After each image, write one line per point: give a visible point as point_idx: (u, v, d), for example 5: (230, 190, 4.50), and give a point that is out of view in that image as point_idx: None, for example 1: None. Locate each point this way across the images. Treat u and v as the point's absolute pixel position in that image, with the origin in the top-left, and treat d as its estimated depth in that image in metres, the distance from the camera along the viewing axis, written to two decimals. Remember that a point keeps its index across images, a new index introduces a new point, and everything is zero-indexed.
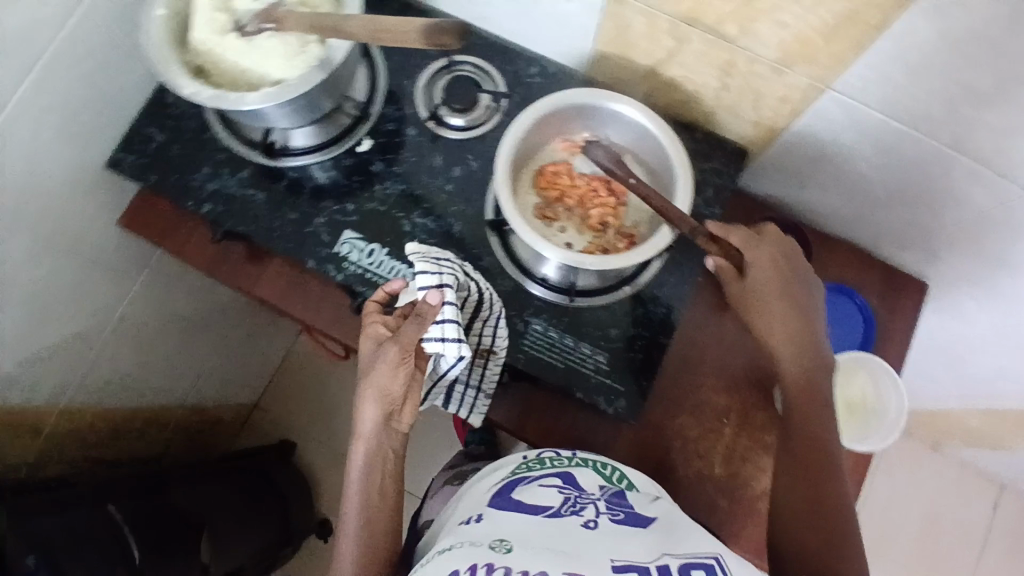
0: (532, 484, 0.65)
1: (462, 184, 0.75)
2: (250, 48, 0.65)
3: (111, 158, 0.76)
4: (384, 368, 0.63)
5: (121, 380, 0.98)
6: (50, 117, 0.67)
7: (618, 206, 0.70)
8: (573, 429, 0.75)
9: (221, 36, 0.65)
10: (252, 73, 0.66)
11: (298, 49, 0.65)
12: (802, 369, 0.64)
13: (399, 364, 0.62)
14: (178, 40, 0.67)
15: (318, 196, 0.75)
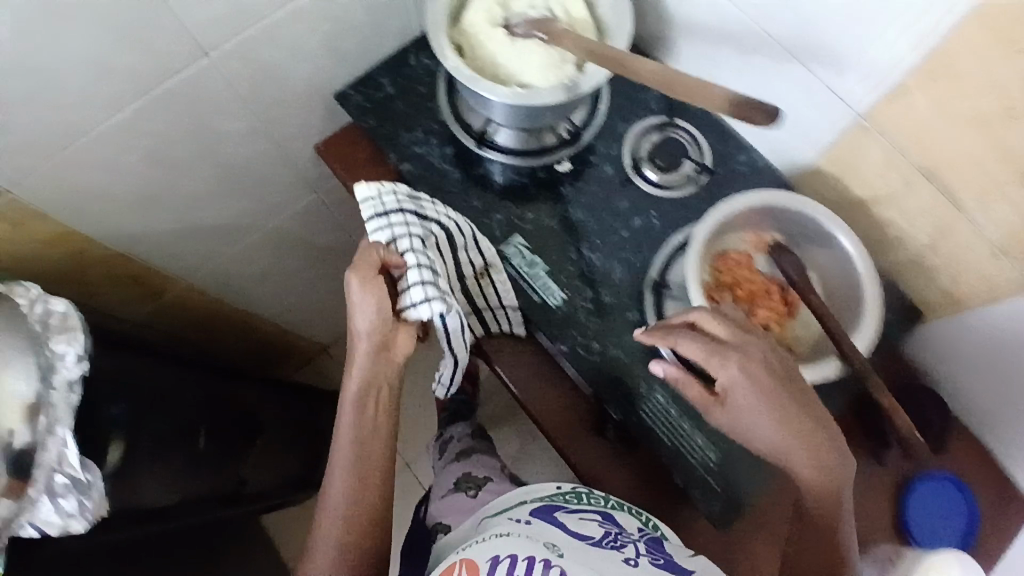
0: (576, 511, 0.64)
1: (637, 235, 0.77)
2: (514, 47, 0.70)
3: (342, 91, 0.82)
4: (361, 305, 0.60)
5: (244, 278, 1.03)
6: (317, 37, 0.73)
7: (785, 315, 0.70)
8: (597, 459, 0.72)
9: (492, 29, 0.71)
10: (506, 70, 0.71)
11: (557, 64, 0.69)
12: (783, 446, 0.57)
13: (371, 291, 0.59)
14: (452, 17, 0.72)
15: (506, 193, 0.78)
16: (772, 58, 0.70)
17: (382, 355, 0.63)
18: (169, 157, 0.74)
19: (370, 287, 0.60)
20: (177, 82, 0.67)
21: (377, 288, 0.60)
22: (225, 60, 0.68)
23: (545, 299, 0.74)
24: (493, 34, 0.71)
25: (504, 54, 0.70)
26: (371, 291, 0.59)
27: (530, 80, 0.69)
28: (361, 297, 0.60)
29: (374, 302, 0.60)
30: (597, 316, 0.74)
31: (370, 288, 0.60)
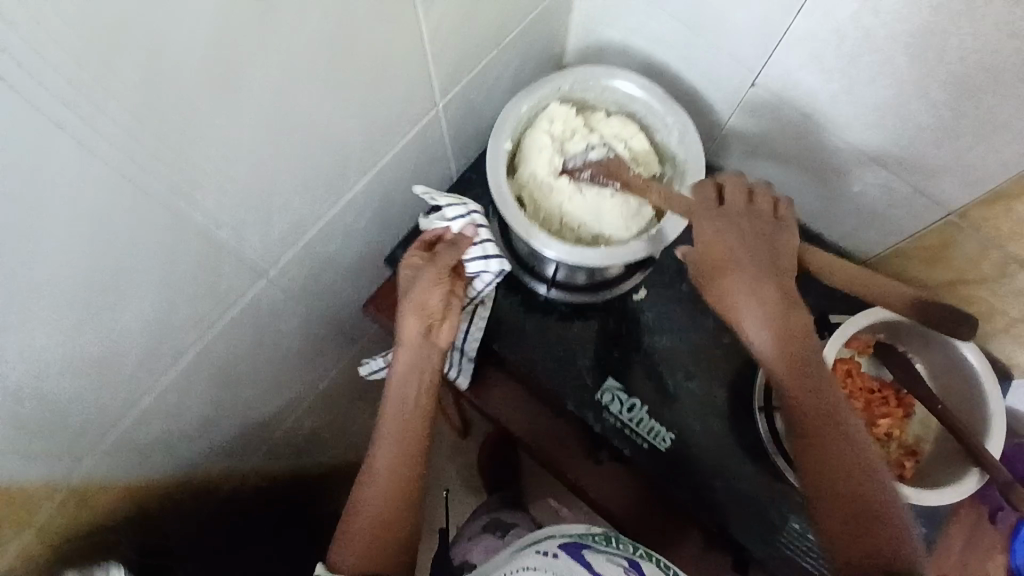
0: (600, 554, 0.62)
1: (731, 354, 0.74)
2: (587, 201, 0.67)
3: (392, 252, 0.78)
4: (425, 280, 0.64)
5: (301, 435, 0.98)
6: (364, 216, 0.69)
7: (905, 416, 0.69)
8: (581, 469, 0.75)
9: (559, 182, 0.67)
10: (580, 220, 0.67)
11: (634, 212, 0.66)
12: (827, 406, 0.51)
13: (439, 282, 0.65)
14: (511, 172, 0.69)
15: (587, 335, 0.74)
16: (843, 163, 0.69)
17: (431, 365, 0.64)
18: (232, 370, 0.68)
19: (435, 279, 0.65)
20: (235, 310, 0.60)
21: (430, 281, 0.65)
22: (286, 268, 0.63)
23: (655, 444, 0.71)
24: (561, 184, 0.68)
25: (576, 203, 0.67)
26: (437, 283, 0.64)
27: (609, 229, 0.67)
28: (420, 286, 0.64)
29: (422, 280, 0.64)
30: (708, 451, 0.71)
31: (413, 303, 0.64)
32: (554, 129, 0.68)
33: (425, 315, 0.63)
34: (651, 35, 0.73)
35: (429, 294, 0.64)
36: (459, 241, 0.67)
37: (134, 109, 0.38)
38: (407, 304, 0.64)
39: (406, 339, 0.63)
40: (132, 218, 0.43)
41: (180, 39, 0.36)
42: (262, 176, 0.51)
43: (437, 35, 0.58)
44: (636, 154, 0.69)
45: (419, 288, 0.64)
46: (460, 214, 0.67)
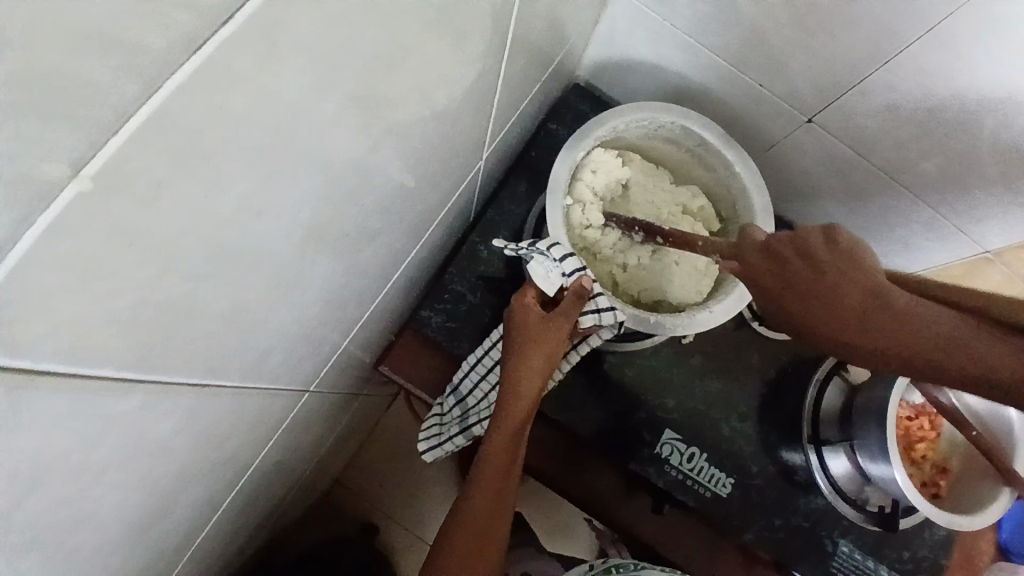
0: None
1: (777, 388, 0.74)
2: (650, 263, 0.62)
3: (416, 313, 0.68)
4: (550, 338, 0.54)
5: (284, 502, 0.85)
6: (400, 288, 0.58)
7: (936, 437, 0.73)
8: (603, 493, 0.71)
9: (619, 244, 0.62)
10: (646, 281, 0.62)
11: (703, 272, 0.61)
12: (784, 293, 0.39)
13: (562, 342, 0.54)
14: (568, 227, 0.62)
15: (639, 387, 0.70)
16: (895, 201, 0.68)
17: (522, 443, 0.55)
18: (253, 493, 0.56)
19: (549, 334, 0.54)
20: (275, 438, 0.49)
21: (547, 351, 0.54)
22: (321, 378, 0.51)
23: (717, 492, 0.70)
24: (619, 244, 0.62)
25: (638, 266, 0.62)
26: (552, 342, 0.54)
27: (681, 293, 0.61)
28: (538, 355, 0.54)
29: (541, 348, 0.54)
30: (767, 491, 0.71)
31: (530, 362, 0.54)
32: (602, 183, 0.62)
33: (542, 378, 0.55)
34: (695, 58, 0.65)
35: (546, 359, 0.54)
36: (585, 294, 0.54)
37: (219, 325, 0.26)
38: (524, 375, 0.54)
39: (514, 408, 0.54)
40: (196, 427, 0.31)
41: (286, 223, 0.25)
42: (330, 307, 0.39)
43: (504, 89, 0.47)
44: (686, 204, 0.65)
45: (537, 357, 0.54)
46: (574, 266, 0.53)
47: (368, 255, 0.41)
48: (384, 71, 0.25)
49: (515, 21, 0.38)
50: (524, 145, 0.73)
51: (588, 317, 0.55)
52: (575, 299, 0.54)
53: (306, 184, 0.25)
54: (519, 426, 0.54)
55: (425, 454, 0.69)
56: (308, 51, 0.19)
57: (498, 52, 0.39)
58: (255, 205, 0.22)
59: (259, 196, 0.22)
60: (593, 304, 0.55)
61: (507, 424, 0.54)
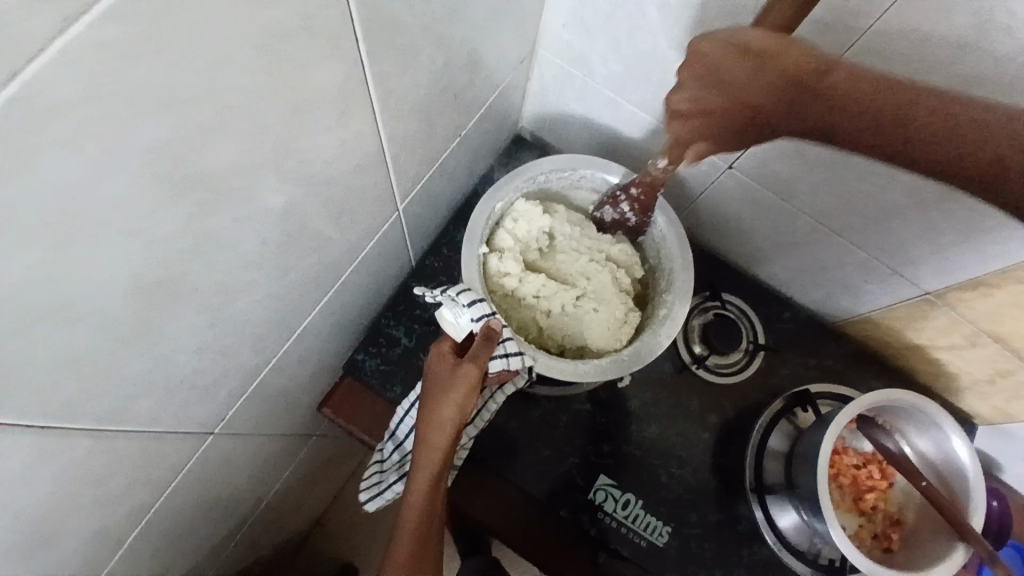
0: None
1: (718, 434, 0.73)
2: (569, 312, 0.63)
3: (354, 357, 0.71)
4: (460, 393, 0.54)
5: (242, 540, 0.86)
6: (323, 333, 0.61)
7: (888, 487, 0.70)
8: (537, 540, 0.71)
9: (537, 290, 0.62)
10: (568, 326, 0.63)
11: (620, 321, 0.63)
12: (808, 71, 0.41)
13: (473, 393, 0.54)
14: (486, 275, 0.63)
15: (575, 430, 0.71)
16: (821, 242, 0.68)
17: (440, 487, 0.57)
18: (176, 531, 0.57)
19: (458, 389, 0.54)
20: (185, 475, 0.51)
21: (456, 404, 0.54)
22: (233, 420, 0.53)
23: (653, 541, 0.68)
24: (542, 291, 0.62)
25: (556, 313, 0.63)
26: (461, 394, 0.54)
27: (599, 340, 0.62)
28: (449, 410, 0.54)
29: (450, 399, 0.54)
30: (707, 541, 0.69)
31: (442, 416, 0.54)
32: (524, 233, 0.63)
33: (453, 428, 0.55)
34: (619, 111, 0.68)
35: (456, 412, 0.55)
36: (495, 336, 0.55)
37: (50, 370, 0.29)
38: (435, 426, 0.55)
39: (425, 454, 0.56)
40: (51, 463, 0.33)
41: (101, 279, 0.28)
42: (212, 353, 0.42)
43: (400, 147, 0.51)
44: (611, 251, 0.65)
45: (446, 408, 0.54)
46: (481, 312, 0.56)
47: (253, 302, 0.43)
48: (185, 147, 0.28)
49: (383, 91, 0.42)
50: (465, 195, 0.76)
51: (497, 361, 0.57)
52: (486, 341, 0.55)
53: (119, 245, 0.28)
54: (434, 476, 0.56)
55: (369, 504, 0.67)
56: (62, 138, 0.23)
57: (369, 119, 0.43)
58: (51, 265, 0.26)
59: (48, 259, 0.25)
60: (503, 348, 0.57)
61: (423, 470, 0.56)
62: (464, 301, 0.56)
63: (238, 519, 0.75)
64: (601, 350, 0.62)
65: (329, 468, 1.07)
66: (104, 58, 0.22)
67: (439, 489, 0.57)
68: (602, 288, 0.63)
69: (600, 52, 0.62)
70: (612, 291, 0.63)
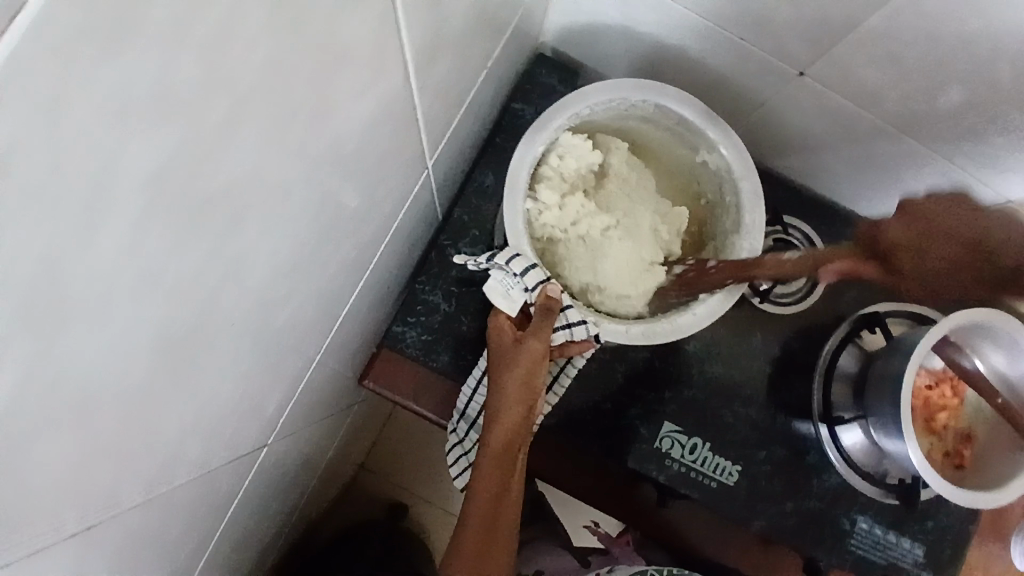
0: None
1: (783, 366, 0.69)
2: (594, 252, 0.57)
3: (391, 329, 0.65)
4: (525, 362, 0.50)
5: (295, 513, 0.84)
6: (362, 315, 0.55)
7: (959, 405, 0.67)
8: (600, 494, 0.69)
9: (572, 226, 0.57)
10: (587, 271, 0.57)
11: (643, 270, 0.57)
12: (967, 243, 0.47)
13: (539, 362, 0.51)
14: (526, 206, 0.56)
15: (635, 382, 0.66)
16: (893, 151, 0.61)
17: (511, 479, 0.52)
18: (238, 537, 0.54)
19: (523, 357, 0.50)
20: (240, 494, 0.47)
21: (524, 374, 0.50)
22: (283, 426, 0.48)
23: (723, 482, 0.67)
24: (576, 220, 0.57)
25: (577, 249, 0.57)
26: (526, 363, 0.50)
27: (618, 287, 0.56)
28: (515, 378, 0.50)
29: (517, 374, 0.51)
30: (777, 476, 0.67)
31: (509, 388, 0.51)
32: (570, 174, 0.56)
33: (526, 406, 0.51)
34: (666, 17, 0.58)
35: (524, 386, 0.51)
36: (554, 306, 0.51)
37: (73, 470, 0.23)
38: (504, 401, 0.51)
39: (494, 439, 0.51)
40: (100, 547, 0.28)
41: (115, 358, 0.22)
42: (252, 379, 0.36)
43: (433, 98, 0.42)
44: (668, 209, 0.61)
45: (513, 382, 0.50)
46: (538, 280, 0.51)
47: (293, 311, 0.37)
48: (194, 167, 0.21)
49: (416, 37, 0.33)
50: (487, 133, 0.67)
51: (559, 333, 0.52)
52: (545, 312, 0.50)
53: (129, 309, 0.21)
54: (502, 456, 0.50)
55: (457, 481, 0.64)
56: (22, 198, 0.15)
57: (402, 75, 0.34)
58: (45, 362, 0.19)
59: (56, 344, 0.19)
60: (566, 319, 0.52)
61: (492, 456, 0.51)
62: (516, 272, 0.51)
63: (292, 500, 0.73)
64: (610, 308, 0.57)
65: (366, 423, 1.05)
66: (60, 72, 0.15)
67: (510, 481, 0.52)
68: (635, 229, 0.58)
69: None
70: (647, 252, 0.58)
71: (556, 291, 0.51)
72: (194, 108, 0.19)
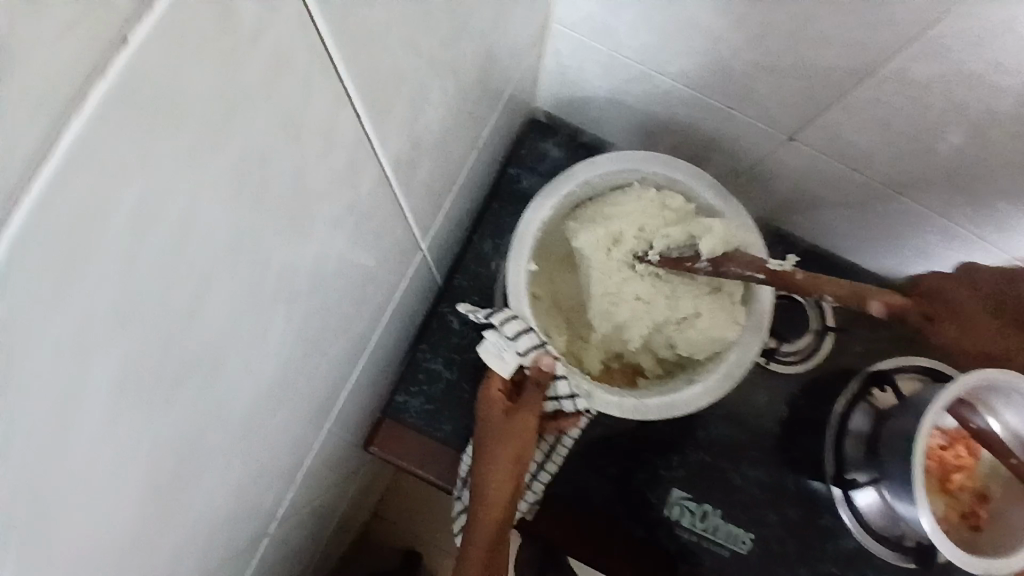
0: None
1: (790, 426, 0.68)
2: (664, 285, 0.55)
3: (393, 397, 0.65)
4: (515, 435, 0.52)
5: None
6: (362, 389, 0.56)
7: (975, 464, 0.66)
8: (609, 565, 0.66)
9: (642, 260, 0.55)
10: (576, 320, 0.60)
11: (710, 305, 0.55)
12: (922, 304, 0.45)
13: (528, 433, 0.52)
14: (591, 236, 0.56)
15: (638, 444, 0.66)
16: (897, 209, 0.60)
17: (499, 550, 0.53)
18: None
19: (513, 429, 0.52)
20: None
21: (514, 448, 0.52)
22: (283, 509, 0.49)
23: (735, 549, 0.65)
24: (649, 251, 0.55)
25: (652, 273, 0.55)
26: (515, 434, 0.52)
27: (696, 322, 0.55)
28: (506, 451, 0.52)
29: (508, 446, 0.52)
30: (789, 540, 0.66)
31: (499, 463, 0.52)
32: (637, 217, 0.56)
33: (514, 480, 0.52)
34: (652, 87, 0.59)
35: (514, 459, 0.52)
36: (545, 378, 0.52)
37: None
38: (495, 474, 0.52)
39: (487, 513, 0.51)
40: None
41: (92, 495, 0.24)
42: (246, 484, 0.37)
43: (420, 193, 0.43)
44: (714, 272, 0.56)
45: (504, 455, 0.52)
46: (531, 344, 0.51)
47: (283, 410, 0.38)
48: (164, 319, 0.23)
49: (394, 153, 0.35)
50: (486, 201, 0.69)
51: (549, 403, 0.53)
52: (536, 385, 0.52)
53: (99, 444, 0.23)
54: (494, 532, 0.51)
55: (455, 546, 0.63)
56: (3, 382, 0.18)
57: (384, 186, 0.36)
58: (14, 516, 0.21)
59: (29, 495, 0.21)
60: (554, 390, 0.53)
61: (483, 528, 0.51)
62: (506, 336, 0.51)
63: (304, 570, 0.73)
64: (580, 357, 0.59)
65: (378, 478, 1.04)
66: (35, 283, 0.17)
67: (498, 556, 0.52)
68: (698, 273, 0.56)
69: (628, 25, 0.52)
70: (647, 320, 0.56)
71: (549, 363, 0.51)
72: (158, 265, 0.22)
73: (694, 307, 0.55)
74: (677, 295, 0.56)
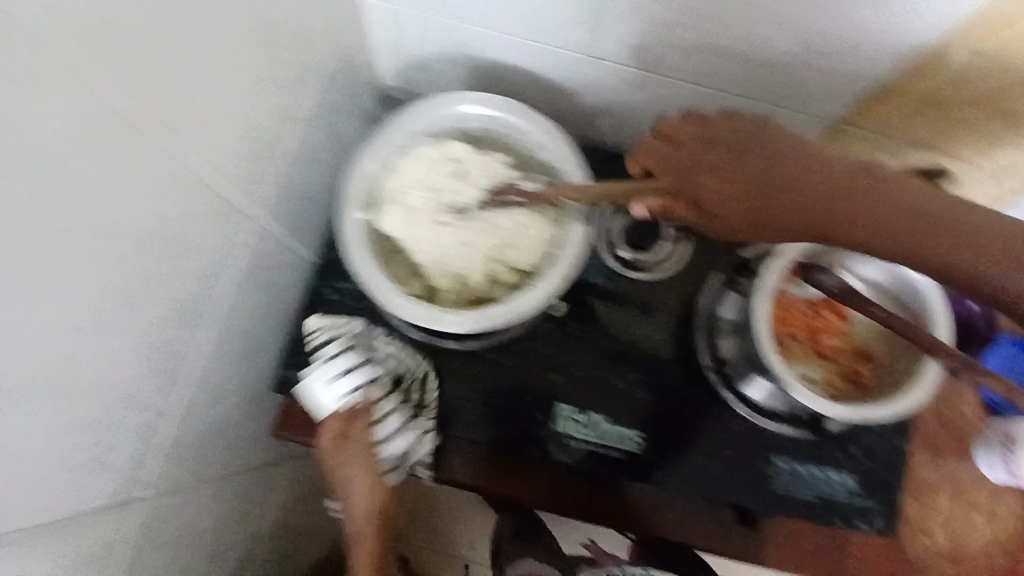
0: None
1: (666, 328, 0.71)
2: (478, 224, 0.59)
3: (281, 370, 0.68)
4: (348, 441, 0.62)
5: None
6: (233, 357, 0.59)
7: (842, 325, 0.68)
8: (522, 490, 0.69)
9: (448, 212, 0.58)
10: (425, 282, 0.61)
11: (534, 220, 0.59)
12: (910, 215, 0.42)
13: (343, 436, 0.61)
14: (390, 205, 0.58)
15: (522, 369, 0.69)
16: (708, 102, 0.65)
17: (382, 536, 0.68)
18: None
19: (344, 447, 0.62)
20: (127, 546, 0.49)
21: (358, 465, 0.63)
22: (161, 476, 0.52)
23: (625, 448, 0.68)
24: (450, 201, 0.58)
25: (461, 221, 0.58)
26: (340, 444, 0.61)
27: (521, 246, 0.59)
28: (347, 453, 0.63)
29: (353, 465, 0.63)
30: (678, 433, 0.69)
31: (358, 483, 0.64)
32: (430, 175, 0.58)
33: (368, 472, 0.64)
34: (464, 36, 0.64)
35: (366, 482, 0.64)
36: (354, 417, 0.61)
37: None
38: (354, 481, 0.64)
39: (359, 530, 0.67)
40: None
41: None
42: (78, 429, 0.41)
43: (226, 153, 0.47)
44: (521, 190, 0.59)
45: (358, 480, 0.64)
46: (353, 385, 0.61)
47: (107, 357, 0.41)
48: None
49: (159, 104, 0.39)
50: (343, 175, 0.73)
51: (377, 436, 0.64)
52: (352, 435, 0.62)
53: None
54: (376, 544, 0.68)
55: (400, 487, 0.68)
56: None
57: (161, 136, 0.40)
58: None
59: None
60: (374, 417, 0.63)
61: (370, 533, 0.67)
62: (332, 355, 0.63)
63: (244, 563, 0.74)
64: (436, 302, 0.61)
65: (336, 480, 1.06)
66: None
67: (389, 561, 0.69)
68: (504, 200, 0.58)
69: None
70: (480, 257, 0.59)
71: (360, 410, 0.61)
72: None
73: (515, 227, 0.59)
74: (499, 225, 0.59)
